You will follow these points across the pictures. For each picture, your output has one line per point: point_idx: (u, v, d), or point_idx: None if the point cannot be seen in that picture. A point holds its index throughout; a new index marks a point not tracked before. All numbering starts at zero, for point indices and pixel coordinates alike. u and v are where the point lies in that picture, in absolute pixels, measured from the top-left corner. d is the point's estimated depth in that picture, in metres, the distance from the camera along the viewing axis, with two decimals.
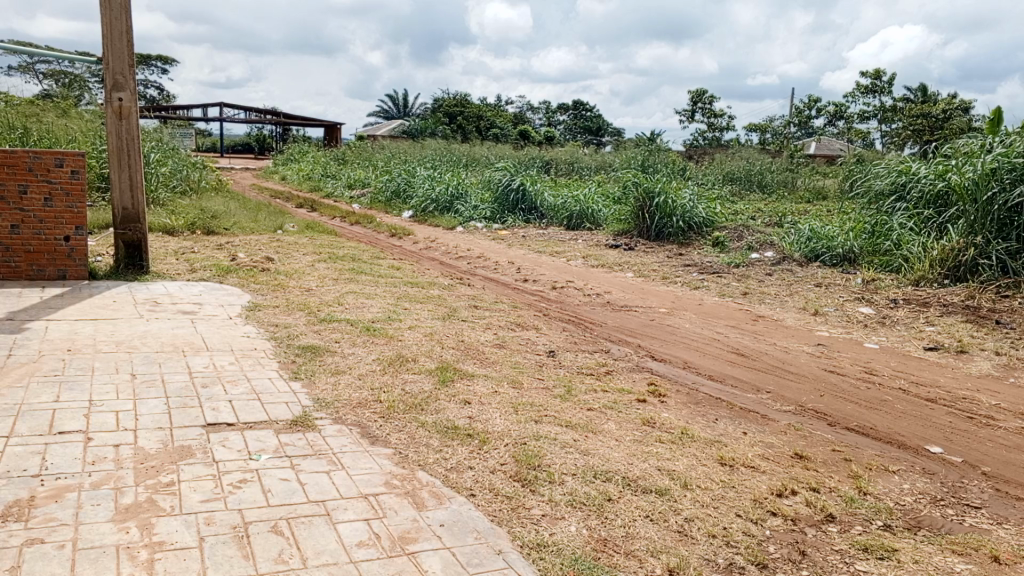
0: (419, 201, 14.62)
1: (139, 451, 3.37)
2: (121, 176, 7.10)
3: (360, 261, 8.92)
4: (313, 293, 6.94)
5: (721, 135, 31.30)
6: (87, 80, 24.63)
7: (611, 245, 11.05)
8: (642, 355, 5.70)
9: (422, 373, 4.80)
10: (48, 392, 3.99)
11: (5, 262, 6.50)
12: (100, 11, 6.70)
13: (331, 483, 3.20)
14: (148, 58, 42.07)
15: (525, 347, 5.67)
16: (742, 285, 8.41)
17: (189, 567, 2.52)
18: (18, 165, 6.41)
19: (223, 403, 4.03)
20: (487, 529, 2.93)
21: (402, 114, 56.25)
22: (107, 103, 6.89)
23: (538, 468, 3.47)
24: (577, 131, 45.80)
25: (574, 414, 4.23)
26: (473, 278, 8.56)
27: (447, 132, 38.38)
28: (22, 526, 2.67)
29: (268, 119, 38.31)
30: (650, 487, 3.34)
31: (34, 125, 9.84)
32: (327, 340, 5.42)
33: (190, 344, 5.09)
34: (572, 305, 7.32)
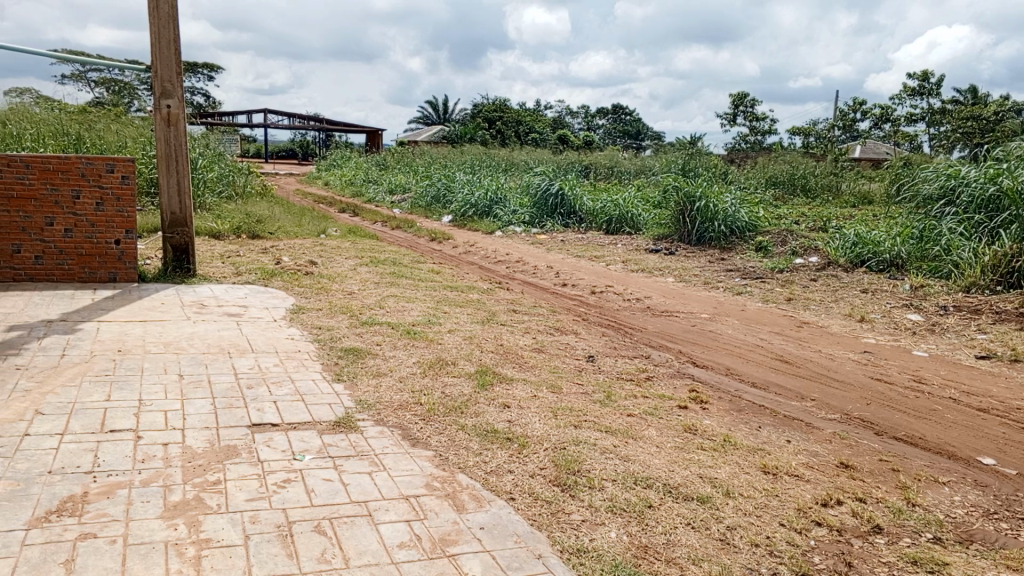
0: (459, 206, 14.71)
1: (187, 450, 3.44)
2: (169, 181, 7.26)
3: (400, 265, 8.99)
4: (355, 296, 7.03)
5: (764, 139, 30.89)
6: (139, 89, 25.30)
7: (651, 250, 10.98)
8: (684, 361, 5.65)
9: (462, 376, 4.82)
10: (101, 391, 4.11)
11: (59, 265, 6.69)
12: (150, 20, 6.88)
13: (373, 483, 3.24)
14: (195, 66, 43.08)
15: (565, 352, 5.67)
16: (785, 290, 8.29)
17: (235, 564, 2.57)
18: (71, 171, 6.59)
19: (268, 404, 4.11)
20: (528, 533, 2.93)
21: (441, 120, 56.68)
22: (155, 110, 7.06)
23: (578, 473, 3.46)
24: (616, 135, 45.63)
25: (614, 420, 4.21)
26: (512, 282, 8.58)
27: (486, 136, 38.52)
28: (76, 521, 2.75)
29: (310, 125, 38.89)
30: (692, 495, 3.31)
31: (87, 131, 10.15)
32: (368, 342, 5.48)
33: (236, 346, 5.19)
34: (612, 310, 7.29)
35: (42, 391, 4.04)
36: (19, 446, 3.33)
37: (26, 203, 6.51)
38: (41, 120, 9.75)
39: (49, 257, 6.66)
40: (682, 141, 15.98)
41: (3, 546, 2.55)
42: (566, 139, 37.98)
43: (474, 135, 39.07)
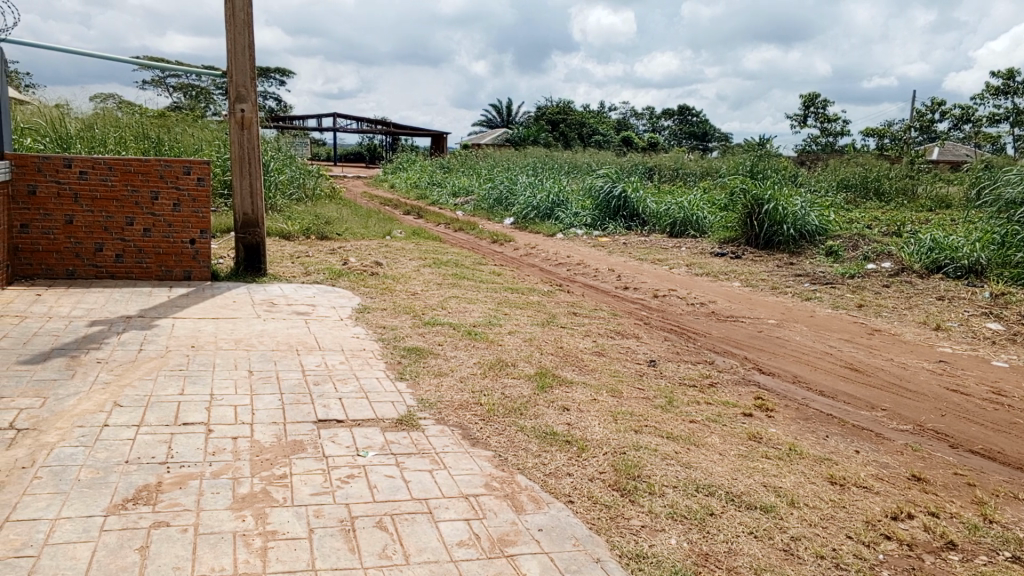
0: (521, 208, 14.75)
1: (255, 444, 3.55)
2: (242, 183, 7.49)
3: (462, 267, 9.07)
4: (418, 296, 7.13)
5: (836, 140, 30.03)
6: (215, 95, 26.17)
7: (716, 254, 10.80)
8: (749, 367, 5.54)
9: (522, 378, 4.83)
10: (175, 385, 4.27)
11: (138, 263, 6.99)
12: (227, 27, 7.12)
13: (433, 482, 3.28)
14: (268, 71, 44.38)
15: (625, 355, 5.63)
16: (856, 297, 8.04)
17: (299, 556, 2.63)
18: (150, 173, 6.86)
19: (333, 401, 4.20)
20: (586, 536, 2.92)
21: (505, 122, 56.96)
22: (230, 114, 7.30)
23: (638, 479, 3.43)
24: (682, 137, 45.02)
25: (676, 426, 4.16)
26: (573, 285, 8.57)
27: (550, 139, 38.53)
28: (151, 509, 2.87)
29: (377, 128, 39.56)
30: (755, 503, 3.25)
31: (165, 135, 10.56)
32: (431, 342, 5.55)
33: (304, 343, 5.32)
34: (674, 315, 7.19)
35: (121, 383, 4.22)
36: (99, 436, 3.49)
37: (109, 204, 6.80)
38: (123, 124, 10.18)
39: (129, 256, 6.95)
40: (750, 143, 15.67)
41: (83, 531, 2.68)
42: (630, 141, 37.66)
43: (538, 137, 39.13)
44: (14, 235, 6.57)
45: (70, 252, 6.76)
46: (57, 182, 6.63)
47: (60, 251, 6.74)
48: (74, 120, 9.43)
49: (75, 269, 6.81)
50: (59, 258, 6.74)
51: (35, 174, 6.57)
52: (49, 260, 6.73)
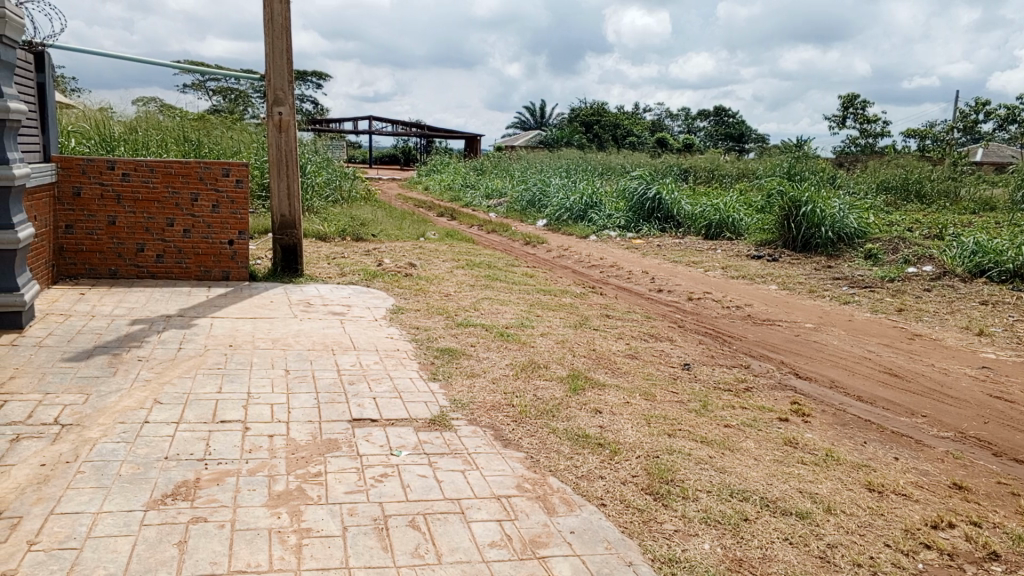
0: (554, 210, 14.74)
1: (291, 442, 3.60)
2: (280, 185, 7.60)
3: (495, 268, 9.10)
4: (451, 297, 7.16)
5: (876, 142, 29.50)
6: (253, 98, 26.55)
7: (752, 256, 10.68)
8: (785, 371, 5.47)
9: (554, 380, 4.83)
10: (213, 383, 4.34)
11: (178, 264, 7.12)
12: (265, 31, 7.23)
13: (466, 482, 3.30)
14: (305, 75, 44.98)
15: (659, 358, 5.59)
16: (896, 300, 7.90)
17: (333, 554, 2.66)
18: (191, 175, 6.99)
19: (367, 400, 4.24)
20: (619, 540, 2.91)
21: (538, 124, 57.01)
22: (268, 117, 7.41)
23: (671, 483, 3.40)
24: (718, 138, 44.56)
25: (710, 430, 4.12)
26: (606, 287, 8.55)
27: (583, 141, 38.45)
28: (189, 505, 2.92)
29: (411, 130, 39.82)
30: (791, 509, 3.20)
31: (205, 137, 10.75)
32: (463, 343, 5.57)
33: (339, 343, 5.38)
34: (709, 318, 7.13)
35: (161, 381, 4.31)
36: (139, 433, 3.57)
37: (150, 205, 6.94)
38: (165, 127, 10.38)
39: (169, 256, 7.09)
40: (788, 143, 15.48)
41: (124, 525, 2.74)
42: (665, 142, 37.36)
43: (572, 139, 39.04)
44: (59, 235, 6.73)
45: (112, 252, 6.92)
46: (100, 183, 6.78)
47: (103, 251, 6.89)
48: (118, 122, 9.65)
49: (118, 268, 6.97)
50: (102, 258, 6.90)
51: (79, 176, 6.72)
52: (92, 260, 6.88)
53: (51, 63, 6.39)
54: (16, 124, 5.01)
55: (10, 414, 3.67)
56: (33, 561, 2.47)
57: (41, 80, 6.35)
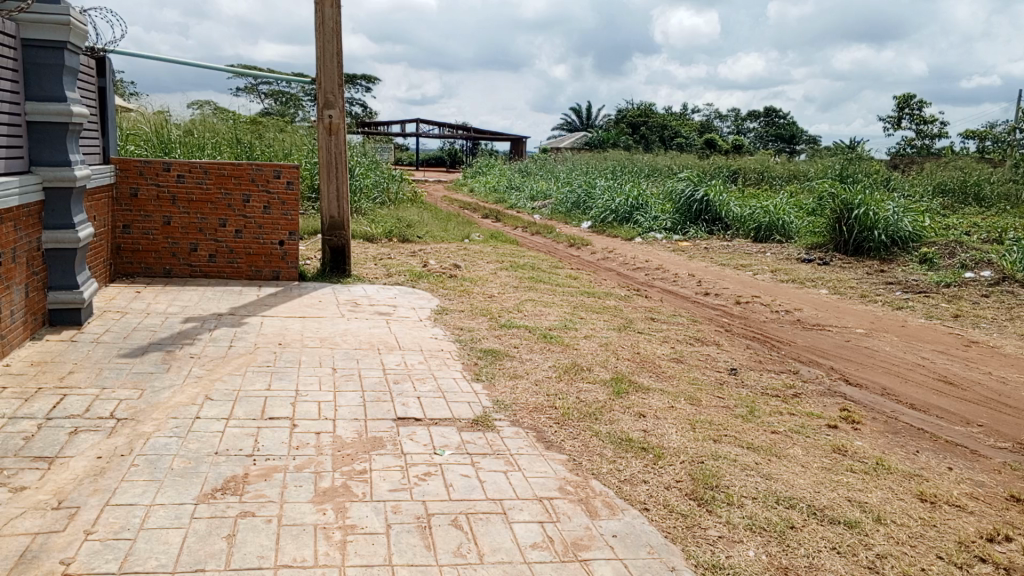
0: (599, 212, 14.68)
1: (337, 439, 3.66)
2: (329, 186, 7.72)
3: (540, 270, 9.09)
4: (495, 299, 7.19)
5: (933, 143, 28.63)
6: (305, 101, 26.99)
7: (802, 260, 10.47)
8: (835, 378, 5.36)
9: (597, 383, 4.81)
10: (263, 380, 4.44)
11: (230, 263, 7.29)
12: (315, 35, 7.36)
13: (508, 483, 3.30)
14: (354, 78, 45.62)
15: (705, 363, 5.53)
16: (953, 306, 7.67)
17: (377, 551, 2.70)
18: (242, 176, 7.14)
19: (412, 400, 4.28)
20: (661, 544, 2.89)
21: (585, 126, 56.84)
22: (319, 120, 7.54)
23: (716, 489, 3.36)
24: (768, 139, 43.84)
25: (757, 436, 4.06)
26: (651, 290, 8.47)
27: (630, 142, 38.17)
28: (238, 499, 2.99)
29: (457, 133, 40.02)
30: (839, 518, 3.14)
31: (257, 140, 10.98)
32: (506, 344, 5.59)
33: (385, 343, 5.44)
34: (757, 322, 7.02)
35: (213, 377, 4.42)
36: (191, 428, 3.66)
37: (203, 206, 7.11)
38: (218, 129, 10.62)
39: (221, 256, 7.26)
40: (840, 145, 15.15)
41: (175, 517, 2.82)
42: (714, 142, 36.85)
43: (618, 141, 38.80)
44: (117, 235, 6.95)
45: (167, 251, 7.11)
46: (156, 184, 6.98)
47: (158, 251, 7.09)
48: (174, 125, 9.92)
49: (171, 267, 7.16)
50: (157, 257, 7.10)
51: (136, 177, 6.93)
52: (148, 260, 7.09)
53: (112, 68, 6.63)
54: (78, 127, 5.18)
55: (70, 408, 3.80)
56: (90, 550, 2.56)
57: (102, 84, 6.59)
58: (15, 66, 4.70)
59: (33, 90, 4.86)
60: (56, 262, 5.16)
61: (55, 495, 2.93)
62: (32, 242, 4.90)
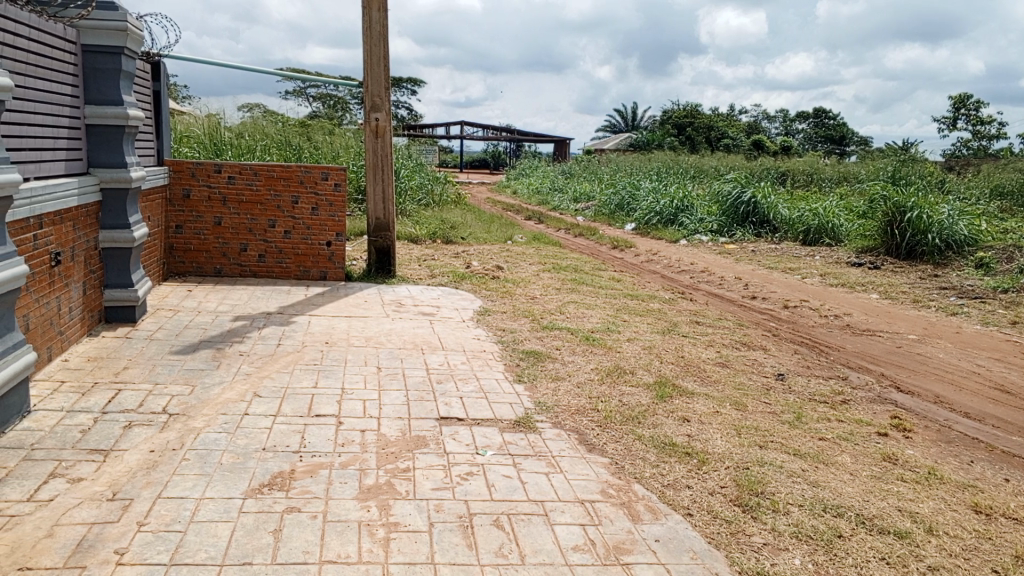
0: (644, 213, 14.59)
1: (381, 437, 3.70)
2: (375, 188, 7.81)
3: (583, 272, 9.07)
4: (537, 300, 7.20)
5: (991, 144, 27.76)
6: (352, 104, 27.36)
7: (852, 264, 10.27)
8: (886, 385, 5.23)
9: (641, 386, 4.77)
10: (309, 378, 4.51)
11: (278, 263, 7.43)
12: (363, 39, 7.46)
13: (550, 484, 3.30)
14: (400, 81, 46.06)
15: (751, 368, 5.45)
16: (1010, 313, 7.43)
17: (420, 549, 2.72)
18: (291, 178, 7.26)
19: (454, 400, 4.30)
20: (704, 550, 2.86)
21: (630, 127, 56.51)
22: (366, 123, 7.63)
23: (761, 495, 3.31)
24: (818, 140, 43.06)
25: (804, 442, 3.99)
26: (696, 293, 8.39)
27: (675, 144, 37.83)
28: (285, 495, 3.04)
29: (502, 135, 40.14)
30: (889, 528, 3.07)
31: (306, 142, 11.17)
32: (549, 346, 5.59)
33: (428, 343, 5.50)
34: (806, 327, 6.89)
35: (261, 375, 4.51)
36: (240, 424, 3.74)
37: (253, 207, 7.25)
38: (268, 132, 10.81)
39: (270, 256, 7.40)
40: (893, 146, 14.79)
41: (224, 511, 2.88)
42: (761, 144, 36.25)
43: (663, 142, 38.49)
44: (170, 235, 7.13)
45: (218, 251, 7.27)
46: (208, 186, 7.14)
47: (209, 251, 7.26)
48: (226, 128, 10.15)
49: (222, 267, 7.32)
50: (208, 257, 7.27)
51: (189, 179, 7.10)
52: (199, 259, 7.26)
53: (166, 72, 6.81)
54: (135, 130, 5.33)
55: (124, 402, 3.91)
56: (142, 541, 2.63)
57: (157, 87, 6.77)
58: (75, 71, 4.86)
59: (92, 93, 5.03)
60: (112, 261, 5.32)
61: (110, 487, 3.02)
62: (90, 241, 5.06)
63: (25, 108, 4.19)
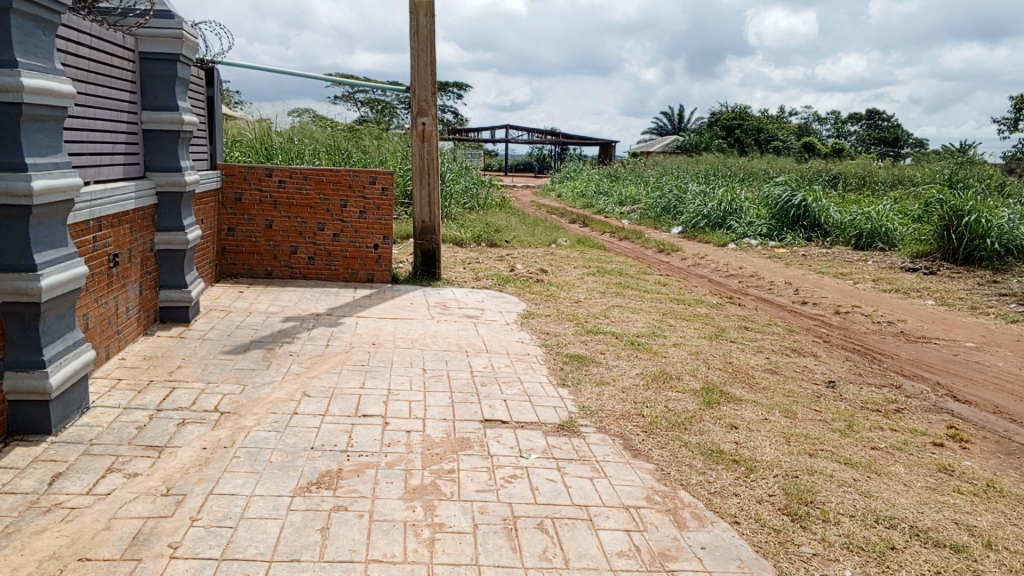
0: (690, 217, 14.45)
1: (427, 438, 3.73)
2: (422, 192, 7.88)
3: (628, 276, 9.01)
4: (582, 304, 7.18)
5: None
6: (399, 109, 27.63)
7: (907, 269, 10.01)
8: (942, 394, 5.08)
9: (687, 392, 4.72)
10: (357, 378, 4.57)
11: (327, 265, 7.55)
12: (411, 44, 7.53)
13: (594, 489, 3.29)
14: (447, 86, 46.39)
15: (801, 374, 5.35)
16: None
17: (464, 550, 2.73)
18: (340, 182, 7.36)
19: (498, 402, 4.31)
20: (752, 559, 2.81)
21: (676, 130, 56.03)
22: (413, 127, 7.70)
23: (811, 504, 3.25)
24: (871, 143, 42.08)
25: (855, 451, 3.90)
26: (744, 298, 8.27)
27: (723, 147, 37.35)
28: (332, 493, 3.09)
29: (547, 139, 40.12)
30: (945, 541, 2.98)
31: (354, 147, 11.32)
32: (593, 350, 5.57)
33: (472, 345, 5.53)
34: (858, 334, 6.73)
35: (310, 375, 4.59)
36: (289, 423, 3.81)
37: (304, 210, 7.37)
38: (317, 137, 10.98)
39: (320, 259, 7.53)
40: (951, 148, 14.38)
41: (273, 508, 2.94)
42: (812, 146, 35.55)
43: (711, 145, 38.07)
44: (222, 237, 7.30)
45: (269, 253, 7.42)
46: (260, 190, 7.27)
47: (260, 252, 7.41)
48: (277, 133, 10.35)
49: (273, 269, 7.48)
50: (259, 259, 7.42)
51: (241, 182, 7.25)
52: (251, 261, 7.42)
53: (220, 78, 6.98)
54: (190, 135, 5.46)
55: (178, 400, 4.02)
56: (195, 536, 2.70)
57: (211, 93, 6.94)
58: (132, 78, 5.01)
59: (149, 100, 5.18)
60: (167, 262, 5.46)
61: (164, 482, 3.10)
62: (146, 243, 5.20)
63: (87, 115, 4.33)
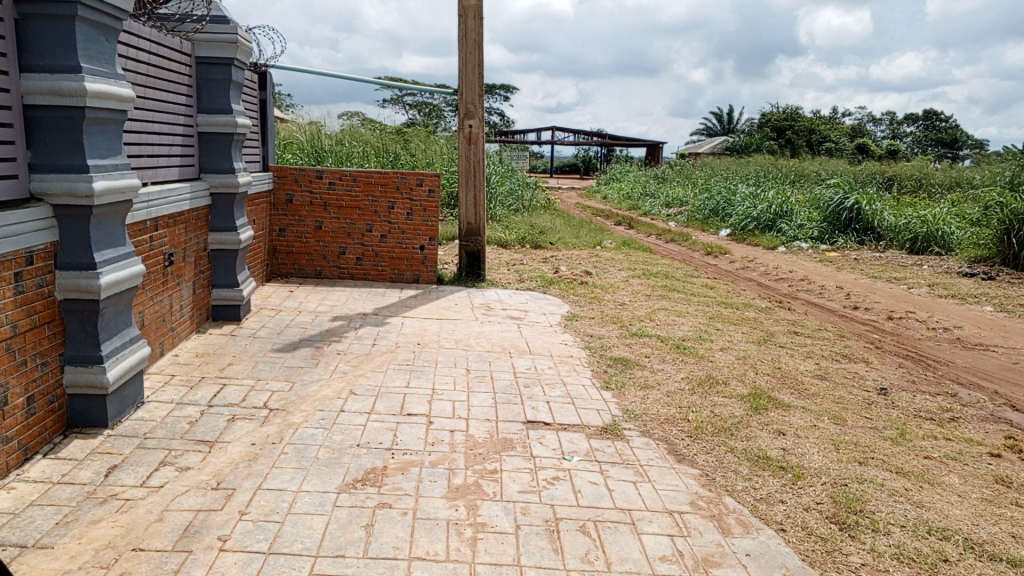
0: (739, 219, 14.26)
1: (470, 438, 3.75)
2: (467, 194, 7.93)
3: (674, 279, 8.93)
4: (627, 307, 7.14)
5: None
6: (446, 111, 27.81)
7: (965, 274, 9.72)
8: (1000, 403, 4.92)
9: (733, 397, 4.66)
10: (402, 377, 4.63)
11: (374, 266, 7.66)
12: (459, 47, 7.59)
13: (638, 493, 3.28)
14: (494, 88, 46.56)
15: (852, 381, 5.22)
16: None
17: (506, 550, 2.75)
18: (388, 184, 7.44)
19: (541, 404, 4.31)
20: (797, 567, 2.77)
21: (725, 130, 55.32)
22: (459, 130, 7.75)
23: (860, 513, 3.18)
24: (928, 144, 40.95)
25: (907, 460, 3.80)
26: (793, 302, 8.13)
27: (774, 148, 36.76)
28: (377, 491, 3.13)
29: (594, 140, 39.96)
30: (1001, 555, 2.88)
31: (402, 149, 11.43)
32: (637, 353, 5.53)
33: (516, 346, 5.55)
34: (911, 340, 6.56)
35: (356, 373, 4.66)
36: (336, 420, 3.87)
37: (352, 212, 7.48)
38: (365, 139, 11.13)
39: (367, 259, 7.63)
40: (1013, 150, 13.92)
41: (319, 504, 2.98)
42: (866, 148, 34.67)
43: (760, 146, 37.48)
44: (274, 237, 7.45)
45: (318, 254, 7.55)
46: (310, 191, 7.39)
47: (310, 253, 7.55)
48: (327, 135, 10.51)
49: (322, 269, 7.60)
50: (309, 259, 7.56)
51: (292, 184, 7.38)
52: (301, 261, 7.56)
53: (272, 81, 7.12)
54: (243, 137, 5.59)
55: (228, 396, 4.11)
56: (243, 530, 2.76)
57: (263, 97, 7.09)
58: (189, 83, 5.16)
59: (205, 103, 5.33)
60: (219, 261, 5.60)
61: (215, 476, 3.18)
62: (200, 242, 5.34)
63: (146, 117, 4.46)
